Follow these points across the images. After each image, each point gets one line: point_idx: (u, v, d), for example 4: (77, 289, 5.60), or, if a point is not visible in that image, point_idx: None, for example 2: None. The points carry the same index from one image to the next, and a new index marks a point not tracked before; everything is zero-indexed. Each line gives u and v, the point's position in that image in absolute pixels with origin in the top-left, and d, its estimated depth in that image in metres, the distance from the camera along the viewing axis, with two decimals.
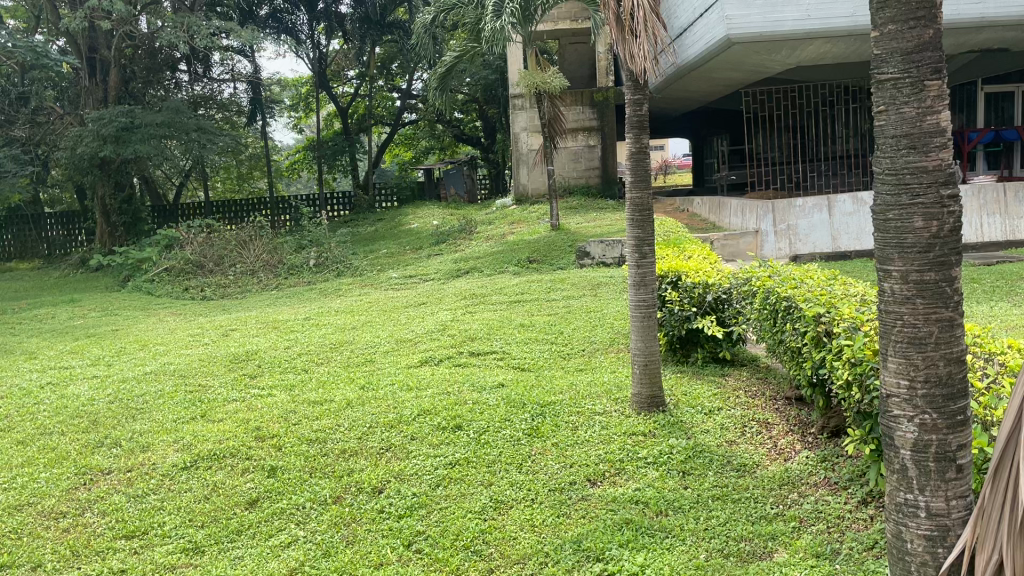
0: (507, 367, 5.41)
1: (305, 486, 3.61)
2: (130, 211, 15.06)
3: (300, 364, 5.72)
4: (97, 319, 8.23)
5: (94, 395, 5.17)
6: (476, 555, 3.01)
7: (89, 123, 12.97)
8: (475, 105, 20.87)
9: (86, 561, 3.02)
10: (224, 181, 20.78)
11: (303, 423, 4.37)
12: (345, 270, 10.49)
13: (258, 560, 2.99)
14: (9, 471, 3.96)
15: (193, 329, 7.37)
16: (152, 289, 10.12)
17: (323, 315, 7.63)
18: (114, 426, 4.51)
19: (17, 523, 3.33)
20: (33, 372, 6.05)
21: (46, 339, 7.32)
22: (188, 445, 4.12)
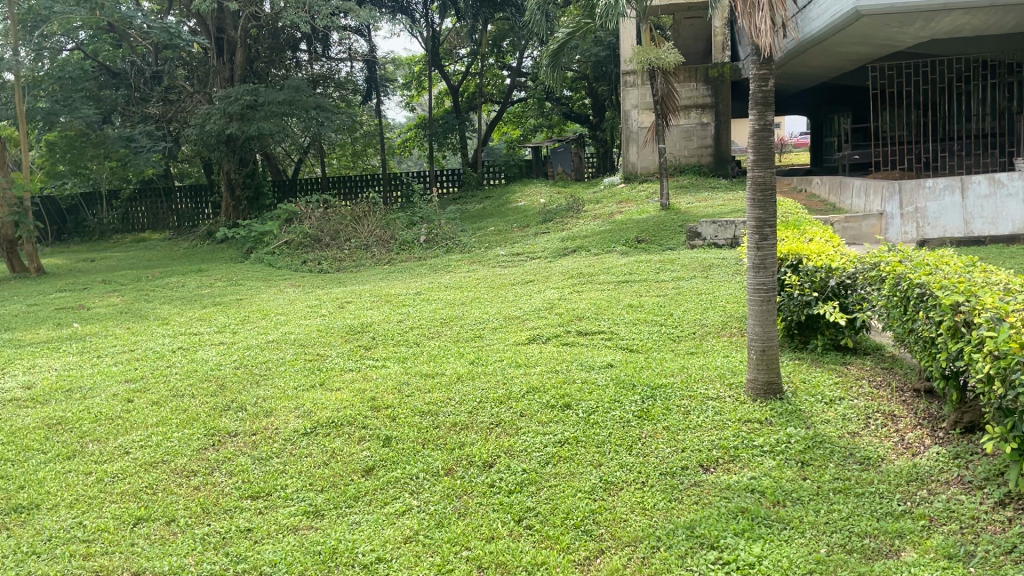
0: (615, 347, 5.35)
1: (418, 457, 3.69)
2: (252, 186, 15.73)
3: (412, 337, 5.85)
4: (223, 289, 8.66)
5: (221, 361, 5.45)
6: (586, 535, 3.00)
7: (217, 102, 13.59)
8: (585, 83, 20.68)
9: (215, 518, 3.16)
10: (339, 157, 21.41)
11: (415, 395, 4.47)
12: (454, 247, 10.63)
13: (375, 526, 3.06)
14: (145, 429, 4.21)
15: (312, 301, 7.64)
16: (273, 261, 10.54)
17: (433, 291, 7.75)
18: (240, 391, 4.74)
19: (153, 480, 3.54)
20: (166, 337, 6.43)
21: (177, 306, 7.76)
22: (308, 411, 4.28)
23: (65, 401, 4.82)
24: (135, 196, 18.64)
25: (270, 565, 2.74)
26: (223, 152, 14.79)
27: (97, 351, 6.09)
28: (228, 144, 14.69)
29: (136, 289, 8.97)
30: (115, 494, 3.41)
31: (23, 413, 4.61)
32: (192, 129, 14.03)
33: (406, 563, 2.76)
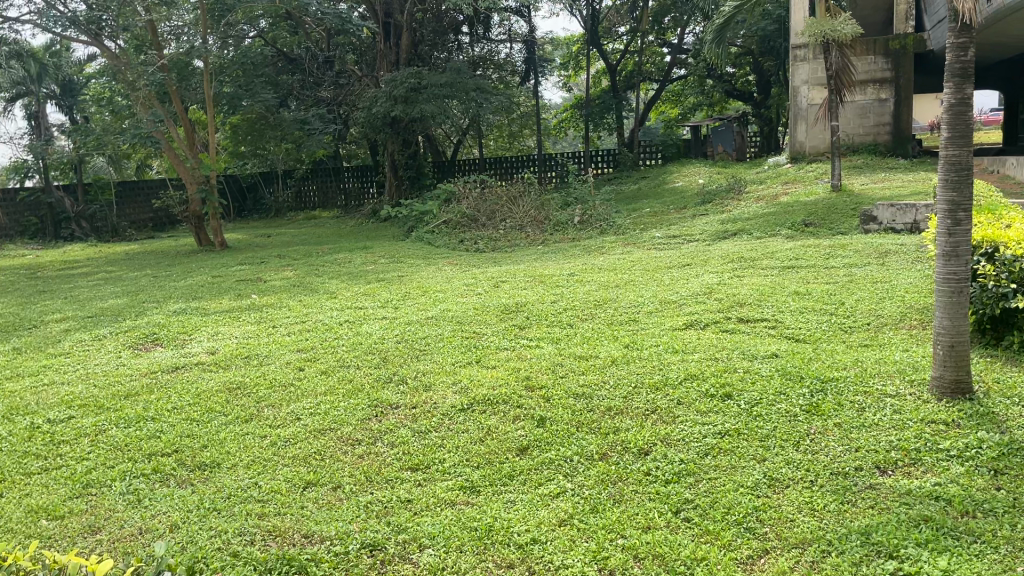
0: (780, 337, 5.08)
1: (573, 439, 3.64)
2: (414, 166, 16.23)
3: (566, 318, 5.81)
4: (385, 266, 8.97)
5: (383, 335, 5.64)
6: (749, 533, 2.85)
7: (383, 86, 14.07)
8: (750, 58, 19.80)
9: (378, 487, 3.25)
10: (496, 138, 21.71)
11: (569, 376, 4.44)
12: (609, 228, 10.49)
13: (529, 506, 3.03)
14: (315, 397, 4.44)
15: (468, 280, 7.76)
16: (432, 240, 10.82)
17: (587, 272, 7.68)
18: (401, 364, 4.89)
19: (321, 446, 3.71)
20: (333, 310, 6.74)
21: (344, 281, 8.13)
22: (464, 387, 4.34)
23: (244, 367, 5.16)
24: (308, 175, 19.74)
25: (428, 538, 2.72)
26: (388, 134, 15.34)
27: (272, 322, 6.48)
28: (393, 126, 15.21)
29: (307, 264, 9.47)
30: (287, 458, 3.60)
31: (208, 377, 4.98)
32: (360, 112, 14.63)
33: (561, 547, 2.70)
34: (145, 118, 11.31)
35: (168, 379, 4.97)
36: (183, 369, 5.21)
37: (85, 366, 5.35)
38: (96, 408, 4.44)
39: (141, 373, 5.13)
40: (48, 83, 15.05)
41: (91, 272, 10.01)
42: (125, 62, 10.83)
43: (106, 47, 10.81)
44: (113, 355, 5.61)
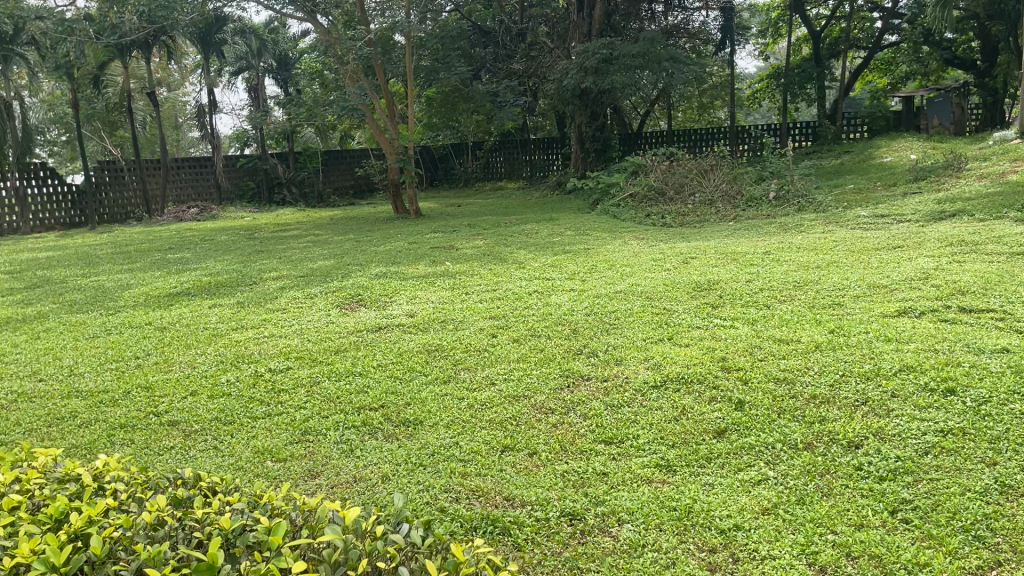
0: (1010, 330, 4.58)
1: (774, 425, 3.47)
2: (601, 138, 16.14)
3: (762, 299, 5.55)
4: (572, 238, 8.99)
5: (573, 307, 5.65)
6: (978, 542, 2.60)
7: (575, 57, 14.05)
8: (976, 22, 17.93)
9: (573, 457, 3.24)
10: (685, 110, 21.13)
11: (769, 359, 4.24)
12: (807, 205, 9.91)
13: (730, 491, 2.91)
14: (508, 364, 4.53)
15: (656, 254, 7.61)
16: (618, 213, 10.72)
17: (784, 251, 7.30)
18: (592, 337, 4.88)
19: (516, 413, 3.75)
20: (523, 280, 6.85)
21: (532, 252, 8.22)
22: (657, 364, 4.26)
23: (441, 331, 5.36)
24: (496, 146, 20.15)
25: (628, 513, 2.70)
26: (577, 106, 15.32)
27: (465, 288, 6.69)
28: (583, 98, 15.18)
29: (497, 233, 9.67)
30: (484, 421, 3.68)
31: (408, 338, 5.22)
32: (551, 84, 14.70)
33: (767, 536, 2.58)
34: (352, 91, 11.94)
35: (372, 338, 5.27)
36: (385, 329, 5.51)
37: (298, 322, 5.78)
38: (310, 361, 4.79)
39: (349, 331, 5.47)
40: (267, 59, 16.26)
41: (301, 235, 10.78)
42: (336, 37, 11.45)
43: (320, 24, 11.48)
44: (324, 313, 6.02)
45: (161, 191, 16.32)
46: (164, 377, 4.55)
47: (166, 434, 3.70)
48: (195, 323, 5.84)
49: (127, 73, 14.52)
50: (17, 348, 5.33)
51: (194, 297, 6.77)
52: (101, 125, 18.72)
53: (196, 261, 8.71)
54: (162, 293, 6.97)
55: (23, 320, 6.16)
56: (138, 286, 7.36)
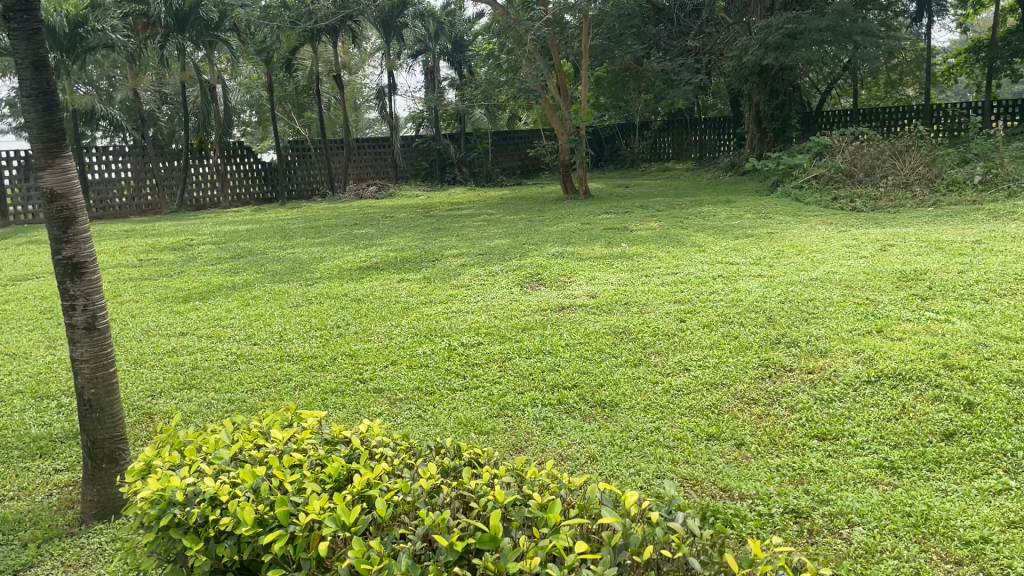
0: None
1: (1012, 431, 3.16)
2: (780, 118, 15.41)
3: (979, 292, 5.09)
4: (753, 221, 8.64)
5: (765, 294, 5.41)
6: None
7: (756, 33, 13.45)
8: None
9: (785, 451, 3.09)
10: (870, 87, 19.80)
11: (998, 359, 3.87)
12: (1020, 190, 9.03)
13: (968, 500, 2.68)
14: (702, 350, 4.39)
15: (848, 241, 7.16)
16: (800, 197, 10.19)
17: (997, 241, 6.67)
18: (790, 326, 4.65)
19: (717, 400, 3.62)
20: (706, 264, 6.64)
21: (711, 235, 7.97)
22: (868, 358, 4.00)
23: (626, 313, 5.29)
24: (664, 126, 19.78)
25: (858, 515, 2.55)
26: (755, 83, 14.71)
27: (644, 271, 6.57)
28: (761, 75, 14.55)
29: (672, 215, 9.45)
30: (684, 407, 3.58)
31: (593, 319, 5.18)
32: (728, 60, 14.17)
33: (1021, 552, 2.34)
34: (527, 72, 12.01)
35: (558, 317, 5.27)
36: (569, 309, 5.50)
37: (482, 299, 5.88)
38: (500, 337, 4.86)
39: (534, 310, 5.51)
40: (442, 41, 16.67)
41: (475, 214, 11.00)
42: (514, 18, 11.54)
43: (498, 4, 11.61)
44: (507, 291, 6.10)
45: (343, 169, 17.22)
46: (366, 347, 4.78)
47: (373, 401, 3.87)
48: (387, 296, 6.09)
49: (316, 57, 15.37)
50: (231, 313, 5.77)
51: (382, 271, 7.06)
52: (290, 107, 19.97)
53: (380, 237, 9.09)
54: (353, 266, 7.32)
55: (233, 288, 6.66)
56: (330, 259, 7.78)
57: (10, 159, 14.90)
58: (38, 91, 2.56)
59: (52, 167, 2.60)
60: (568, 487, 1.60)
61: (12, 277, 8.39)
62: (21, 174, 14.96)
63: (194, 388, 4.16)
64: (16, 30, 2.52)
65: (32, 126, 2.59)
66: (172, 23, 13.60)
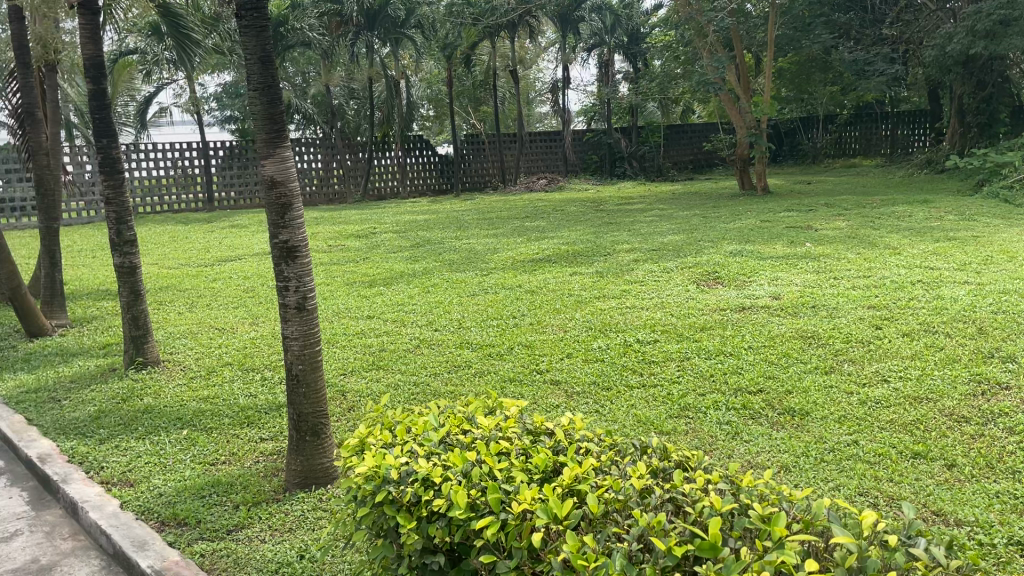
0: None
1: None
2: (987, 111, 14.11)
3: None
4: (955, 222, 7.97)
5: (973, 302, 4.96)
6: None
7: (964, 19, 12.38)
8: None
9: (1004, 477, 2.79)
10: None
11: None
12: None
13: None
14: (901, 360, 4.08)
15: None
16: (1010, 198, 9.28)
17: None
18: (1004, 339, 4.23)
19: (921, 416, 3.35)
20: (902, 267, 6.18)
21: (907, 237, 7.42)
22: None
23: (814, 316, 5.01)
24: (850, 120, 19.00)
25: None
26: (958, 74, 13.58)
27: (832, 273, 6.21)
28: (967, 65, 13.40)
29: (861, 215, 8.89)
30: (883, 421, 3.33)
31: (778, 321, 4.95)
32: (929, 49, 13.13)
33: None
34: (706, 64, 11.68)
35: (739, 318, 5.08)
36: (750, 309, 5.29)
37: (658, 295, 5.77)
38: (677, 336, 4.75)
39: (713, 309, 5.34)
40: (619, 34, 16.54)
41: (647, 208, 10.85)
42: (696, 9, 11.24)
43: None
44: (683, 288, 5.95)
45: (516, 163, 17.54)
46: (542, 338, 4.81)
47: (551, 392, 3.88)
48: (561, 288, 6.12)
49: (495, 52, 15.75)
50: (413, 299, 5.99)
51: (556, 264, 7.11)
52: (466, 101, 20.55)
53: (552, 229, 9.15)
54: (527, 258, 7.40)
55: (414, 275, 6.92)
56: (504, 250, 7.91)
57: (217, 149, 16.32)
58: (263, 84, 2.75)
59: (273, 156, 2.80)
60: (782, 498, 1.51)
61: (218, 258, 9.15)
62: (226, 162, 16.35)
63: (381, 369, 4.36)
64: (246, 26, 2.72)
65: (257, 118, 2.79)
66: (363, 21, 14.46)
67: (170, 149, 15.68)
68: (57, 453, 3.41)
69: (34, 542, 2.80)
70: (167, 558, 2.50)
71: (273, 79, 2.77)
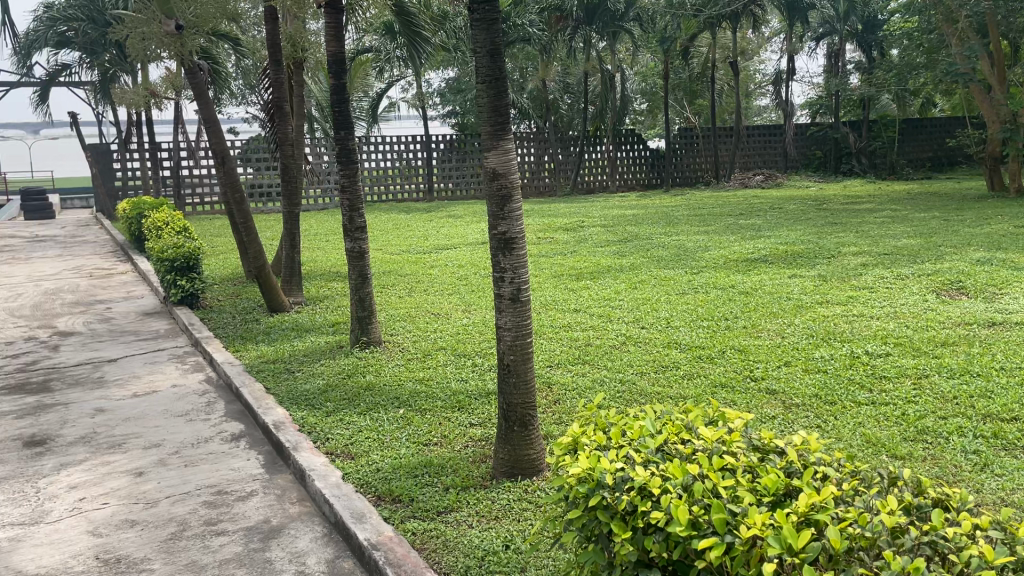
0: None
1: None
2: None
3: None
4: None
5: None
6: None
7: None
8: None
9: None
10: None
11: None
12: None
13: None
14: None
15: None
16: None
17: None
18: None
19: None
20: None
21: None
22: None
23: None
24: None
25: None
26: None
27: None
28: None
29: None
30: None
31: None
32: None
33: None
34: (955, 51, 10.58)
35: (989, 335, 4.52)
36: (1002, 326, 4.69)
37: (891, 304, 5.27)
38: (913, 350, 4.30)
39: (956, 323, 4.79)
40: (852, 21, 15.43)
41: (876, 209, 10.02)
42: None
43: None
44: (920, 298, 5.40)
45: (730, 158, 16.95)
46: (758, 343, 4.55)
47: (766, 402, 3.65)
48: (779, 291, 5.76)
49: (714, 43, 15.31)
50: (621, 295, 5.91)
51: (772, 265, 6.72)
52: (682, 95, 20.09)
53: (769, 228, 8.69)
54: (741, 258, 7.07)
55: (622, 270, 6.85)
56: (716, 248, 7.63)
57: (438, 142, 17.16)
58: (491, 76, 2.80)
59: (496, 148, 2.84)
60: None
61: (435, 247, 9.59)
62: (445, 155, 17.14)
63: (588, 364, 4.33)
64: (478, 20, 2.77)
65: (484, 110, 2.84)
66: (582, 16, 14.59)
67: (397, 142, 16.68)
68: (290, 422, 3.69)
69: (266, 502, 3.04)
70: (381, 533, 2.61)
71: (500, 71, 2.81)
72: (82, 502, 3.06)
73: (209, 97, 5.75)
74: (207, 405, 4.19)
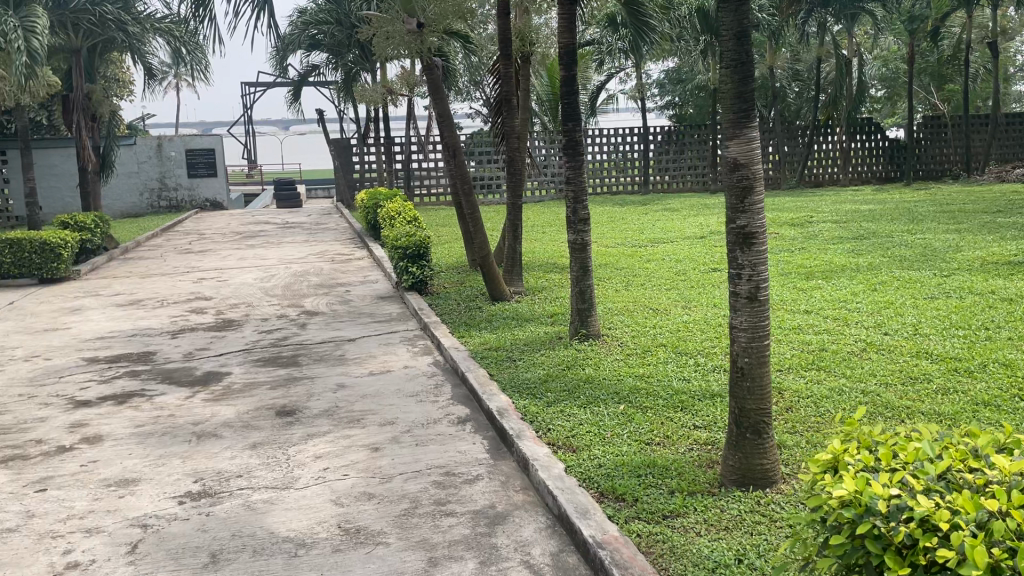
0: None
1: None
2: None
3: None
4: None
5: None
6: None
7: None
8: None
9: None
10: None
11: None
12: None
13: None
14: None
15: None
16: None
17: None
18: None
19: None
20: None
21: None
22: None
23: None
24: None
25: None
26: None
27: None
28: None
29: None
30: None
31: None
32: None
33: None
34: None
35: None
36: None
37: None
38: None
39: None
40: None
41: None
42: None
43: None
44: None
45: (984, 148, 15.27)
46: None
47: None
48: None
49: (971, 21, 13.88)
50: (858, 297, 5.47)
51: None
52: (928, 80, 18.36)
53: None
54: (1002, 260, 6.29)
55: (858, 270, 6.34)
56: (970, 248, 6.86)
57: (656, 134, 16.93)
58: (737, 61, 2.65)
59: (739, 137, 2.69)
60: None
61: (652, 240, 9.44)
62: (663, 146, 16.89)
63: (822, 370, 4.03)
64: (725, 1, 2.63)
65: (727, 95, 2.70)
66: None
67: (614, 135, 16.65)
68: (513, 410, 3.74)
69: (492, 487, 3.08)
70: (607, 532, 2.55)
71: (747, 55, 2.65)
72: (326, 472, 3.28)
73: (443, 92, 6.00)
74: (435, 388, 4.36)
